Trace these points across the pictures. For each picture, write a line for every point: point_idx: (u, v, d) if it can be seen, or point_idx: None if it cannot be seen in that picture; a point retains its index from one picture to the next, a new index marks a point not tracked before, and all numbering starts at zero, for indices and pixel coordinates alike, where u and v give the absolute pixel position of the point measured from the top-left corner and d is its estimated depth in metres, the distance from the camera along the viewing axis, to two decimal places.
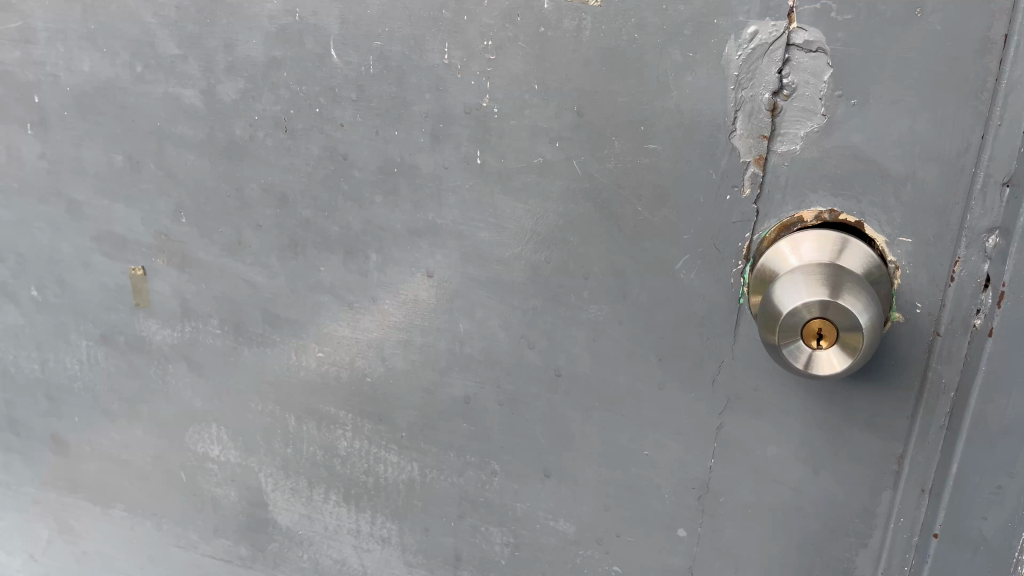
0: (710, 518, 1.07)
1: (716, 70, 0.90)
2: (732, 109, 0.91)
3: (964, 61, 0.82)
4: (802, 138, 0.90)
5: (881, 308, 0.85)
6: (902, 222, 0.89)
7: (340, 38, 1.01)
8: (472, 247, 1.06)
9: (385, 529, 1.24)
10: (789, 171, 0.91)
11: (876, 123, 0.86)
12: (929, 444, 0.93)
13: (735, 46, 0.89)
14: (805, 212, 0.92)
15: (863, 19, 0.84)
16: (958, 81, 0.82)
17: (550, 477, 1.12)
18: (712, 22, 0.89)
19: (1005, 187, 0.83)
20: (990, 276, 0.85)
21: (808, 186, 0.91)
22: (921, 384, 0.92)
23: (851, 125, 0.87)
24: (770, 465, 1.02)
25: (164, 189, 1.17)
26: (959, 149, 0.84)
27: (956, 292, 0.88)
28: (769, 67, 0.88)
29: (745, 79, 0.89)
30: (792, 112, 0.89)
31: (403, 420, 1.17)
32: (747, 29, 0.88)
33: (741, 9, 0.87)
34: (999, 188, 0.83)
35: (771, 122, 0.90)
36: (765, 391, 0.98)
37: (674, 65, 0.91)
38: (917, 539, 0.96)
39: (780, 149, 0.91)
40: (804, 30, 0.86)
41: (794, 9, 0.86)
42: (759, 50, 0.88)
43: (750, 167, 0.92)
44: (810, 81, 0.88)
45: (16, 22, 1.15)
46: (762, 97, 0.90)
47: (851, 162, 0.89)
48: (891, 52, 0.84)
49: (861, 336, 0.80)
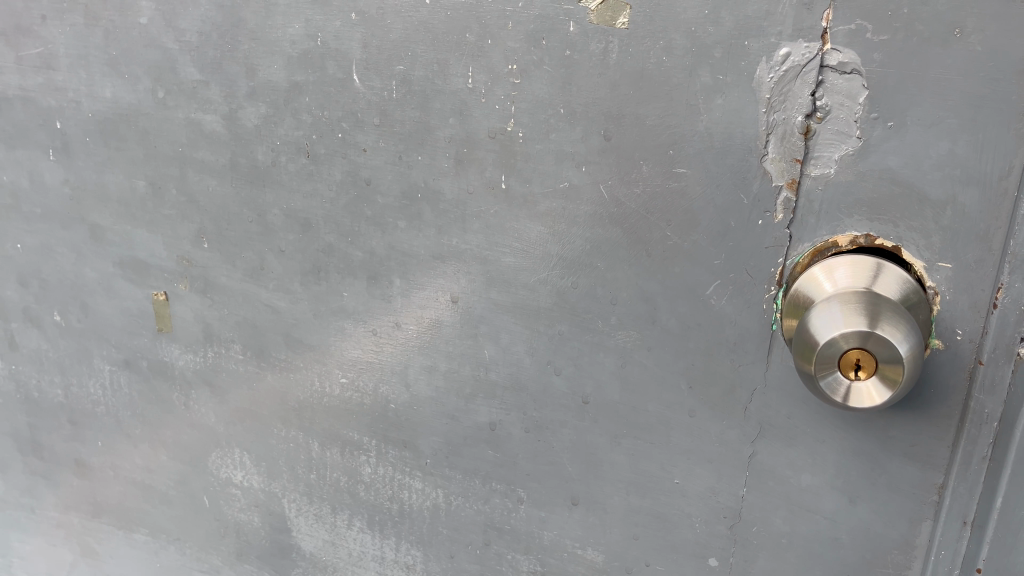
0: (742, 548, 1.05)
1: (746, 92, 0.88)
2: (764, 132, 0.89)
3: (1005, 83, 0.79)
4: (836, 161, 0.87)
5: (921, 337, 0.83)
6: (941, 247, 0.86)
7: (362, 62, 1.00)
8: (497, 272, 1.04)
9: (410, 556, 1.23)
10: (823, 195, 0.89)
11: (914, 146, 0.84)
12: (971, 475, 0.90)
13: (767, 68, 0.87)
14: (840, 236, 0.90)
15: (900, 40, 0.81)
16: (1000, 102, 0.80)
17: (578, 505, 1.10)
18: (742, 44, 0.87)
19: None
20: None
21: (843, 210, 0.89)
22: (962, 414, 0.89)
23: (887, 148, 0.85)
24: (805, 495, 0.99)
25: (186, 214, 1.17)
26: (1001, 171, 0.82)
27: (999, 319, 0.85)
28: (802, 89, 0.86)
29: (777, 102, 0.87)
30: (826, 135, 0.87)
31: (427, 446, 1.15)
32: (779, 51, 0.86)
33: (773, 31, 0.85)
34: None
35: (804, 145, 0.88)
36: (799, 419, 0.96)
37: (704, 88, 0.89)
38: (959, 572, 0.93)
39: (814, 172, 0.89)
40: (838, 52, 0.84)
41: (828, 30, 0.83)
42: (791, 72, 0.86)
43: (783, 191, 0.90)
44: (844, 103, 0.85)
45: (37, 49, 1.15)
46: (794, 120, 0.87)
47: (888, 186, 0.86)
48: (929, 74, 0.81)
49: (902, 368, 0.78)
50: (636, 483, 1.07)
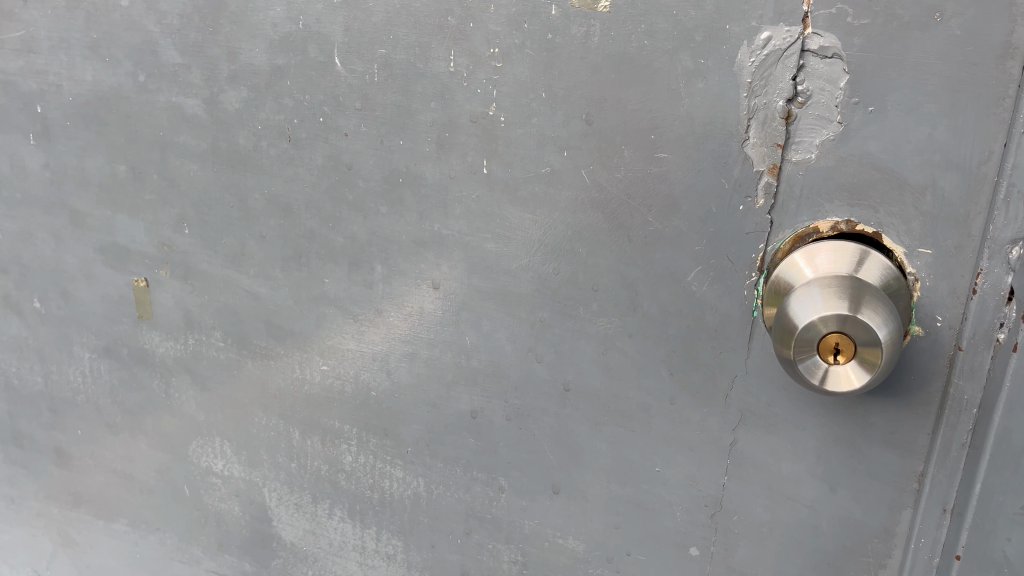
0: (723, 537, 1.04)
1: (728, 77, 0.88)
2: (745, 117, 0.89)
3: (984, 68, 0.79)
4: (817, 146, 0.87)
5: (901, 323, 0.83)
6: (921, 232, 0.86)
7: (344, 46, 1.00)
8: (478, 257, 1.03)
9: (391, 545, 1.22)
10: (804, 180, 0.89)
11: (895, 131, 0.84)
12: (951, 462, 0.89)
13: (748, 52, 0.87)
14: (821, 222, 0.90)
15: (880, 25, 0.81)
16: (980, 87, 0.80)
17: (559, 493, 1.10)
18: (724, 28, 0.86)
19: None
20: (1013, 289, 0.82)
21: (824, 196, 0.89)
22: (942, 400, 0.89)
23: (867, 133, 0.85)
24: (785, 483, 0.99)
25: (167, 199, 1.16)
26: (981, 157, 0.82)
27: (979, 305, 0.85)
28: (783, 74, 0.86)
29: (758, 86, 0.87)
30: (807, 119, 0.87)
31: (408, 435, 1.15)
32: (761, 35, 0.86)
33: (754, 14, 0.85)
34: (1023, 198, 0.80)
35: (785, 130, 0.88)
36: (780, 406, 0.96)
37: (685, 72, 0.89)
38: (939, 560, 0.92)
39: (795, 157, 0.89)
40: (819, 36, 0.84)
41: (809, 14, 0.84)
42: (773, 56, 0.86)
43: (764, 176, 0.90)
44: (825, 88, 0.85)
45: (19, 32, 1.14)
46: (776, 104, 0.87)
47: (869, 171, 0.86)
48: (909, 58, 0.81)
49: (880, 352, 0.78)
50: (617, 472, 1.06)
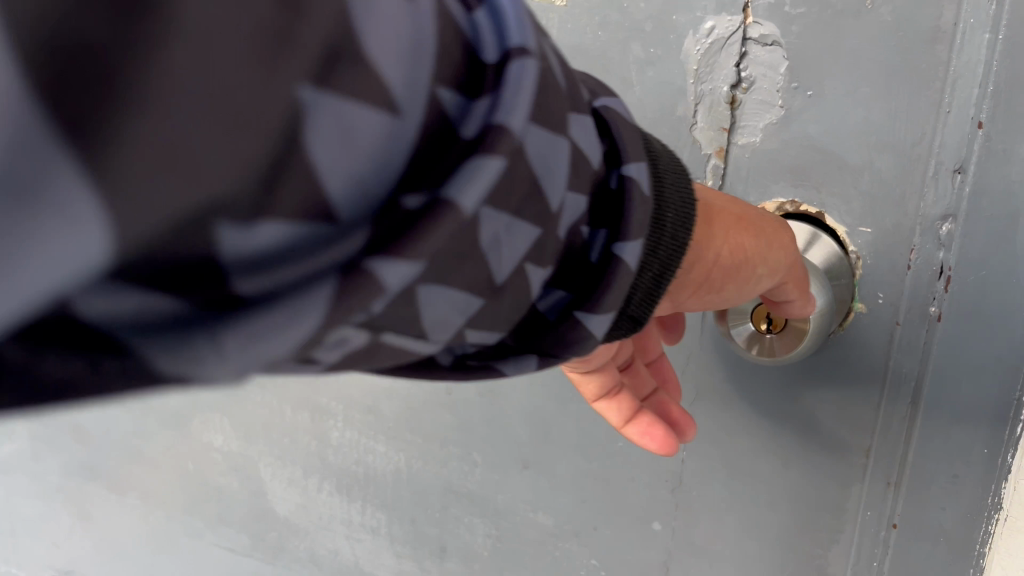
0: (683, 513, 1.06)
1: (676, 65, 0.93)
2: (692, 102, 0.94)
3: (915, 52, 0.83)
4: (761, 129, 0.92)
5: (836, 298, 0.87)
6: (862, 212, 0.88)
7: None
8: None
9: (375, 519, 1.27)
10: (750, 162, 0.93)
11: (833, 113, 0.88)
12: (892, 433, 0.90)
13: (694, 41, 0.92)
14: (766, 203, 0.93)
15: (816, 13, 0.87)
16: (912, 70, 0.83)
17: (528, 468, 1.14)
18: (672, 18, 0.93)
19: (956, 174, 0.83)
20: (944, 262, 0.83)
21: (770, 177, 0.93)
22: (884, 374, 0.90)
23: (808, 116, 0.90)
24: (741, 456, 1.01)
25: None
26: (915, 137, 0.84)
27: (914, 279, 0.86)
28: (727, 61, 0.92)
29: (704, 73, 0.93)
30: (751, 104, 0.92)
31: (389, 411, 1.21)
32: (704, 24, 0.91)
33: (698, 5, 0.91)
34: (950, 175, 0.83)
35: (730, 114, 0.93)
36: (731, 381, 1.00)
37: (637, 61, 0.95)
38: (884, 532, 0.92)
39: (741, 141, 0.93)
40: (759, 25, 0.90)
41: (748, 4, 0.90)
42: (716, 44, 0.92)
43: (712, 159, 0.95)
44: (766, 73, 0.91)
45: None
46: (721, 90, 0.93)
47: (810, 152, 0.90)
48: (843, 45, 0.86)
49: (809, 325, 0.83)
50: (582, 447, 1.10)
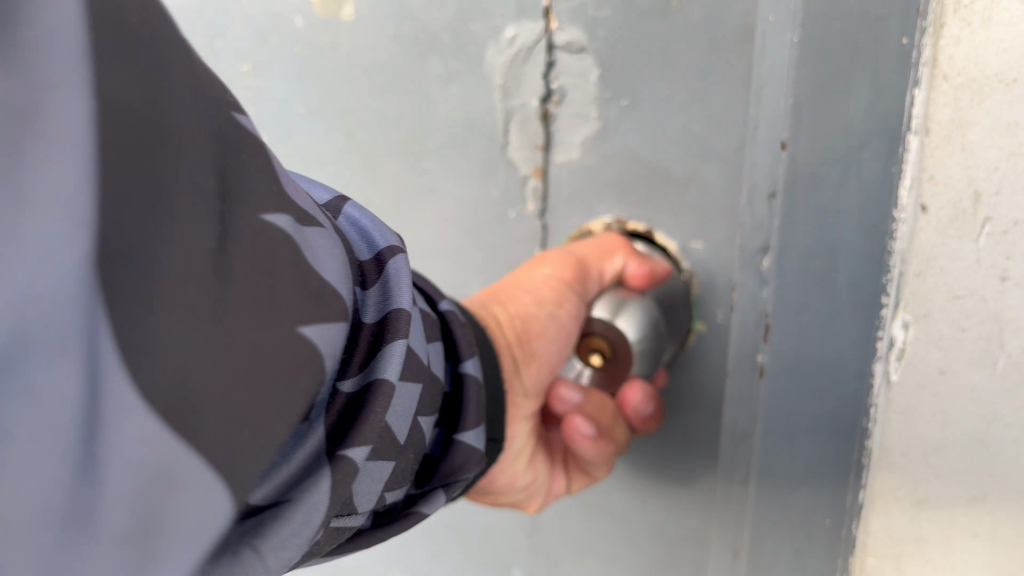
0: (545, 555, 0.95)
1: (479, 79, 0.81)
2: (503, 119, 0.82)
3: (726, 52, 0.70)
4: (579, 145, 0.80)
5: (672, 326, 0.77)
6: (692, 226, 0.77)
7: None
8: None
9: None
10: (570, 181, 0.82)
11: (651, 124, 0.76)
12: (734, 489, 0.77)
13: (496, 52, 0.80)
14: (592, 223, 0.82)
15: (620, 15, 0.74)
16: (728, 74, 0.71)
17: None
18: (469, 28, 0.80)
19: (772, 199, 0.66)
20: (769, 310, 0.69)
21: (592, 196, 0.81)
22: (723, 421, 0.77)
23: (626, 129, 0.78)
24: (594, 504, 0.90)
25: None
26: (733, 142, 0.73)
27: (740, 321, 0.73)
28: (534, 72, 0.79)
29: (511, 87, 0.80)
30: (565, 118, 0.80)
31: None
32: (506, 33, 0.79)
33: (496, 12, 0.78)
34: (766, 201, 0.67)
35: (544, 131, 0.81)
36: None
37: (437, 77, 0.83)
38: None
39: (559, 158, 0.81)
40: (563, 31, 0.76)
41: (550, 9, 0.76)
42: (521, 55, 0.79)
43: (530, 180, 0.83)
44: (578, 84, 0.78)
45: None
46: (531, 105, 0.80)
47: (632, 167, 0.79)
48: (654, 48, 0.74)
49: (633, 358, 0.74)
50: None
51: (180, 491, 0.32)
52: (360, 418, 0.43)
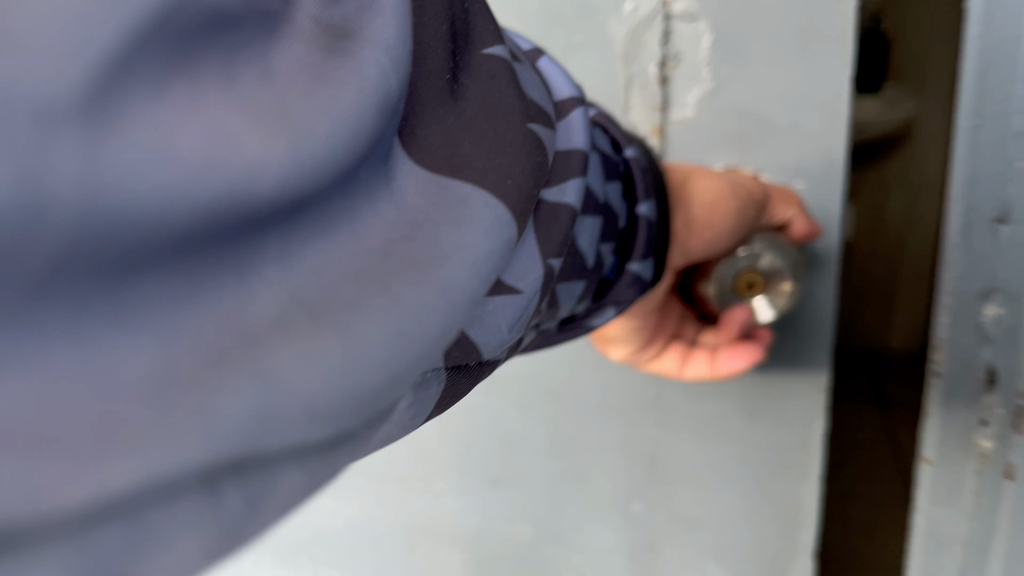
0: (657, 493, 0.86)
1: (594, 46, 0.73)
2: (620, 85, 0.74)
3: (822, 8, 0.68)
4: (692, 106, 0.72)
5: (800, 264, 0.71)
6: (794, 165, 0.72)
7: None
8: None
9: None
10: (686, 141, 0.73)
11: (758, 82, 0.71)
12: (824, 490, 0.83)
13: (616, 24, 0.72)
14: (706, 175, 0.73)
15: None
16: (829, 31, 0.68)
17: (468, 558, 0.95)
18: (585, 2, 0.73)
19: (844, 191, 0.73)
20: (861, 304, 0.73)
21: (703, 151, 0.73)
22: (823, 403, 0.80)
23: (740, 88, 0.71)
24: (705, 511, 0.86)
25: None
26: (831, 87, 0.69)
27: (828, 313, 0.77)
28: (652, 38, 0.72)
29: (629, 55, 0.73)
30: (679, 82, 0.72)
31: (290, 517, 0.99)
32: (625, 5, 0.72)
33: None
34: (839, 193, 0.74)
35: (660, 93, 0.73)
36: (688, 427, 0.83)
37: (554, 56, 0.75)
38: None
39: (675, 116, 0.73)
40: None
41: None
42: (641, 24, 0.72)
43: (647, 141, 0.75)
44: (693, 47, 0.71)
45: None
46: (646, 71, 0.73)
47: (742, 122, 0.72)
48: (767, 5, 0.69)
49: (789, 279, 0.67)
50: (558, 439, 0.86)
51: (434, 233, 0.28)
52: (536, 225, 0.37)
